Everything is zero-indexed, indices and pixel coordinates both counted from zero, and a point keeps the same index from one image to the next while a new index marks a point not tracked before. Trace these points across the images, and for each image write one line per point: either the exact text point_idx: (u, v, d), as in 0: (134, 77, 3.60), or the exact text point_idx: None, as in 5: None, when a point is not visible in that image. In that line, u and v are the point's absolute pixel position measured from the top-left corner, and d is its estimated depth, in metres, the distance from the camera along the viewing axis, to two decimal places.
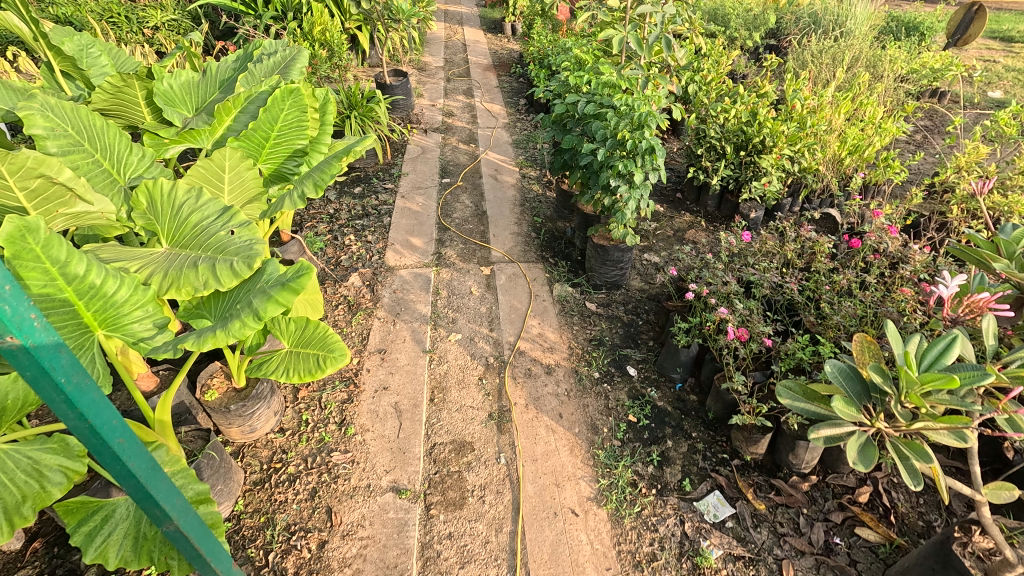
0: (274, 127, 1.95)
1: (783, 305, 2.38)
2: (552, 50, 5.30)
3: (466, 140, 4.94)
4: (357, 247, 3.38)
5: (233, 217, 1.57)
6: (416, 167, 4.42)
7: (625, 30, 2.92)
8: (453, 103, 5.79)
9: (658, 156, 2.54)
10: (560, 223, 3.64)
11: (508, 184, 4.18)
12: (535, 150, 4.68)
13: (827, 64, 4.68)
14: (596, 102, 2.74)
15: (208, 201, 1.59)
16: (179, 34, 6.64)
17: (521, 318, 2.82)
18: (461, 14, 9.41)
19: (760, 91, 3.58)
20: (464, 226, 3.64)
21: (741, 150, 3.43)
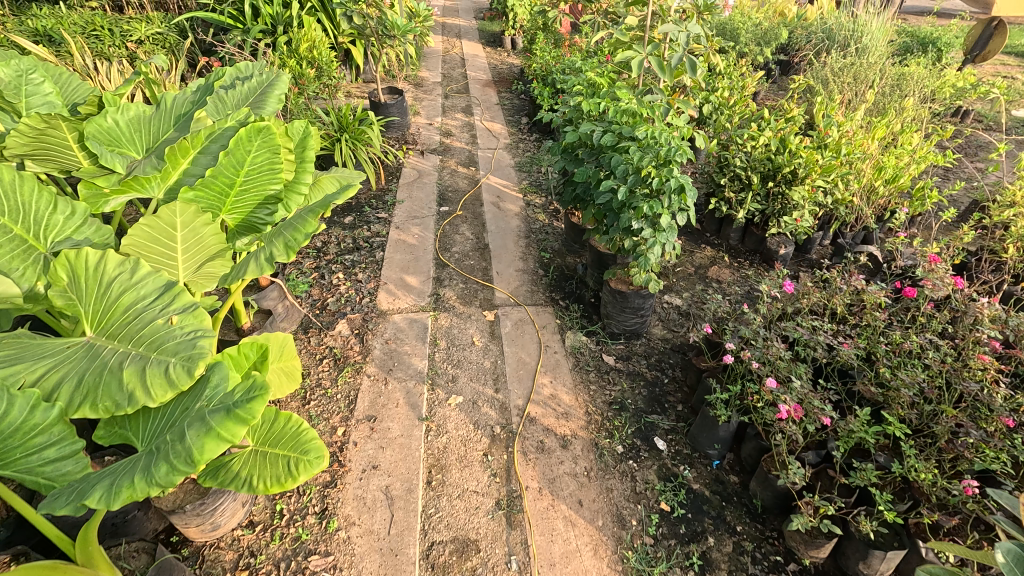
0: (239, 172, 1.63)
1: (835, 368, 2.07)
2: (556, 67, 5.03)
3: (466, 162, 4.64)
4: (346, 287, 3.05)
5: (176, 297, 1.24)
6: (412, 193, 4.10)
7: (644, 51, 2.62)
8: (451, 121, 5.50)
9: (688, 196, 2.23)
10: (569, 258, 3.32)
11: (511, 213, 3.87)
12: (540, 175, 4.38)
13: (849, 83, 4.41)
14: (614, 133, 2.43)
15: (146, 277, 1.26)
16: (163, 49, 6.34)
17: (530, 375, 2.49)
18: (459, 27, 9.17)
19: (787, 116, 3.29)
20: (464, 262, 3.32)
21: (768, 179, 3.13)
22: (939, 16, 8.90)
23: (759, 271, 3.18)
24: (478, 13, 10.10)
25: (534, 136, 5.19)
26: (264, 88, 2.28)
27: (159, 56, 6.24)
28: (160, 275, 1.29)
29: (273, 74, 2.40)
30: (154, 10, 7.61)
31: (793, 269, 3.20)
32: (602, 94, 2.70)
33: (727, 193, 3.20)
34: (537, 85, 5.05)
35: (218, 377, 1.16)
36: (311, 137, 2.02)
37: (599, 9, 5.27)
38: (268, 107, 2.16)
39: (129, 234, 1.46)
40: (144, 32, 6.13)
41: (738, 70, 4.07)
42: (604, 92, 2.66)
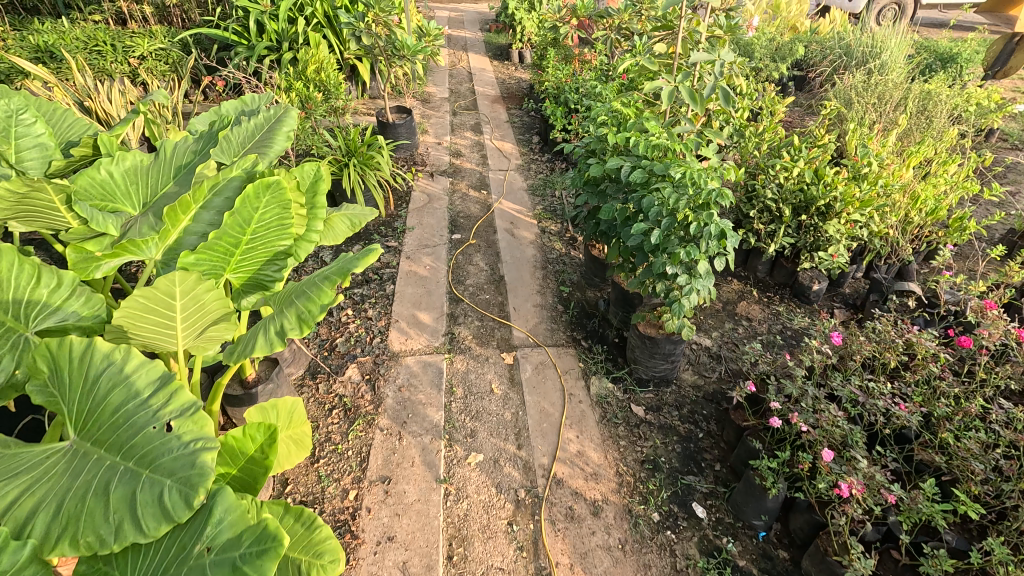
0: (247, 229, 1.46)
1: (894, 432, 1.89)
2: (570, 86, 4.89)
3: (477, 186, 4.50)
4: (355, 326, 2.90)
5: (170, 398, 1.16)
6: (421, 219, 3.95)
7: (675, 81, 2.47)
8: (460, 140, 5.36)
9: (728, 242, 2.07)
10: (590, 292, 3.16)
11: (526, 241, 3.71)
12: (555, 199, 4.24)
13: (873, 103, 4.27)
14: (644, 169, 2.28)
15: (139, 370, 1.17)
16: (167, 65, 6.23)
17: (555, 428, 2.32)
18: (465, 40, 9.08)
19: (817, 145, 3.14)
20: (479, 296, 3.16)
21: (800, 211, 2.98)
22: (952, 28, 8.80)
23: (790, 307, 3.02)
24: (484, 25, 10.00)
25: (546, 156, 5.05)
26: (271, 125, 2.14)
27: (162, 73, 6.13)
28: (155, 363, 1.20)
29: (283, 109, 2.27)
30: (158, 24, 7.52)
31: (827, 305, 3.03)
32: (628, 125, 2.56)
33: (756, 225, 3.04)
34: (550, 104, 4.91)
35: (219, 512, 1.15)
36: (325, 185, 1.88)
37: (612, 26, 5.14)
38: (275, 149, 2.02)
39: (122, 306, 1.30)
40: (147, 48, 6.03)
41: (760, 91, 3.93)
42: (632, 124, 2.52)
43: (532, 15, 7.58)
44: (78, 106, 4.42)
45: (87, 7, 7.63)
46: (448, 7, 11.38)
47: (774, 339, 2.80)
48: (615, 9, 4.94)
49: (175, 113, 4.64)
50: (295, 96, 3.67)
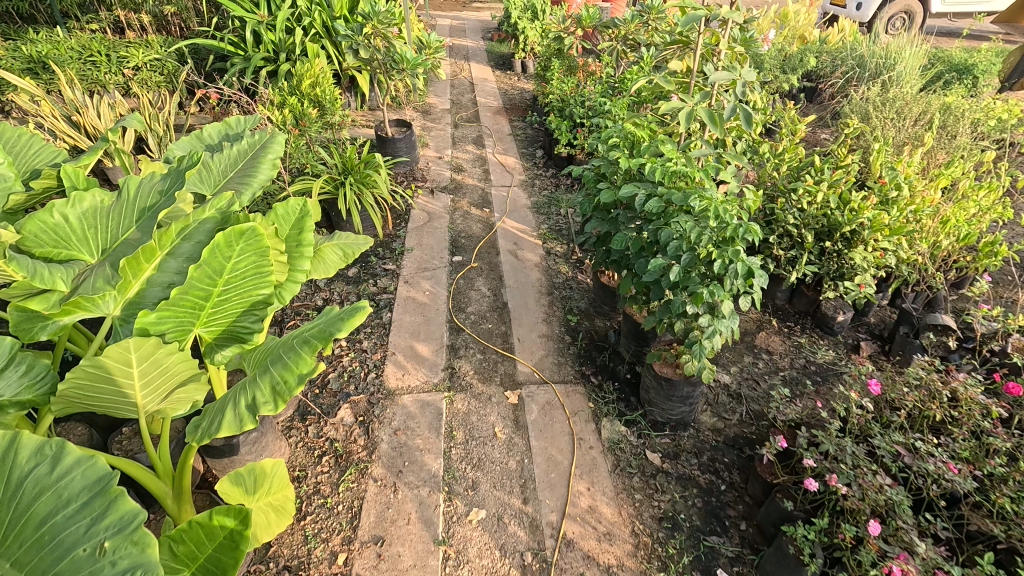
0: (218, 281, 1.29)
1: (947, 498, 1.69)
2: (575, 100, 4.73)
3: (479, 203, 4.33)
4: (349, 359, 2.72)
5: (104, 513, 1.03)
6: (421, 239, 3.78)
7: (692, 102, 2.29)
8: (461, 155, 5.20)
9: (756, 280, 1.88)
10: (599, 322, 2.98)
11: (530, 263, 3.53)
12: (561, 218, 4.06)
13: (892, 118, 4.10)
14: (661, 198, 2.11)
15: (74, 473, 1.06)
16: (162, 76, 6.09)
17: (563, 479, 2.14)
18: (467, 49, 8.95)
19: (838, 165, 2.97)
20: (481, 325, 2.98)
21: (822, 237, 2.80)
22: (962, 36, 8.66)
23: (813, 339, 2.83)
24: (486, 33, 9.87)
25: (551, 171, 4.88)
26: (256, 152, 1.98)
27: (157, 84, 5.99)
28: (92, 466, 1.09)
29: (271, 133, 2.11)
30: (156, 33, 7.41)
31: (852, 337, 2.84)
32: (641, 148, 2.40)
33: (776, 251, 2.85)
34: (555, 118, 4.75)
35: None
36: (312, 221, 1.71)
37: (619, 37, 4.97)
38: (259, 180, 1.85)
39: (70, 374, 1.14)
40: (141, 58, 5.89)
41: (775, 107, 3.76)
42: (645, 147, 2.35)
43: (534, 24, 7.45)
44: (66, 120, 4.26)
45: (84, 16, 7.52)
46: (450, 15, 11.29)
47: (797, 374, 2.61)
48: (622, 19, 4.89)
49: (168, 127, 4.49)
50: (288, 112, 3.51)
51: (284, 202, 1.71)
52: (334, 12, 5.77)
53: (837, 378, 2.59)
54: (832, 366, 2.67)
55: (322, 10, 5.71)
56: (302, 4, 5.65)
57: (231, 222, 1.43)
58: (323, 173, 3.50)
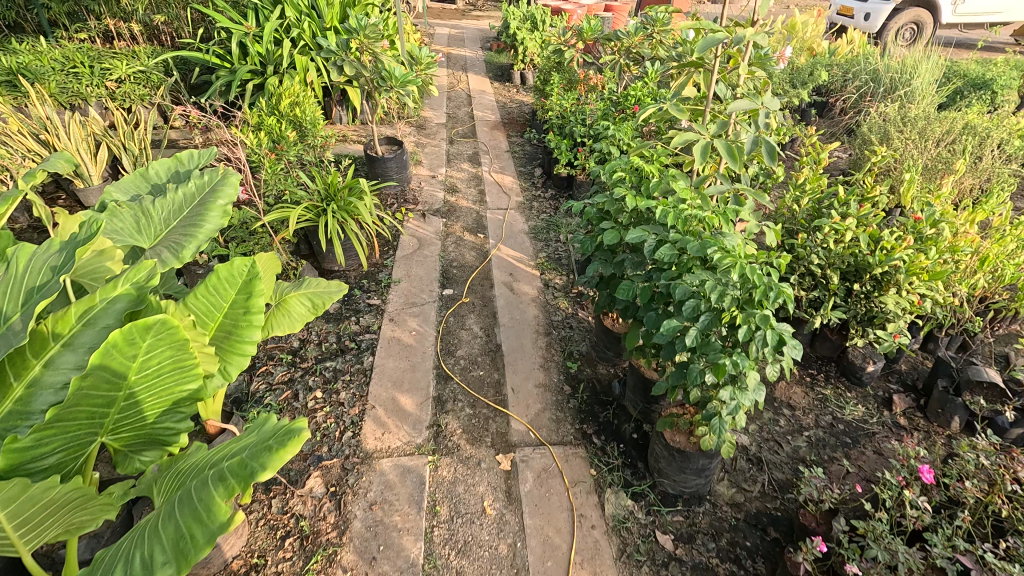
0: (126, 380, 1.15)
1: None
2: (576, 117, 4.47)
3: (473, 228, 4.07)
4: (323, 414, 2.45)
5: None
6: (410, 269, 3.52)
7: (709, 133, 2.03)
8: (456, 173, 4.95)
9: (790, 350, 1.58)
10: (601, 369, 2.71)
11: (527, 298, 3.26)
12: (560, 246, 3.79)
13: (913, 139, 3.84)
14: (676, 246, 1.84)
15: None
16: (146, 89, 5.86)
17: (561, 569, 1.86)
18: (465, 59, 8.72)
19: (863, 197, 2.70)
20: (471, 372, 2.71)
21: (848, 277, 2.54)
22: (973, 48, 8.44)
23: (839, 391, 2.55)
24: (485, 43, 9.65)
25: (550, 192, 4.62)
26: (205, 197, 1.72)
27: (140, 97, 5.75)
28: None
29: (227, 173, 1.86)
30: (145, 43, 7.19)
31: (882, 389, 2.56)
32: (649, 184, 2.13)
33: (796, 292, 2.58)
34: (554, 136, 4.49)
35: None
36: (261, 287, 1.44)
37: (621, 50, 4.83)
38: (203, 234, 1.59)
39: None
40: (125, 70, 5.66)
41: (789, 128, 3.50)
42: (653, 183, 2.09)
43: (534, 35, 7.23)
44: (35, 138, 4.02)
45: (71, 25, 7.29)
46: (448, 24, 11.08)
47: (824, 435, 2.34)
48: (625, 32, 4.71)
49: (144, 146, 4.22)
50: (265, 133, 3.26)
51: (226, 263, 1.43)
52: (325, 23, 5.57)
53: (868, 439, 2.31)
54: (862, 425, 2.39)
55: (312, 21, 5.53)
56: (291, 15, 5.42)
57: (147, 300, 1.32)
58: (302, 200, 3.24)
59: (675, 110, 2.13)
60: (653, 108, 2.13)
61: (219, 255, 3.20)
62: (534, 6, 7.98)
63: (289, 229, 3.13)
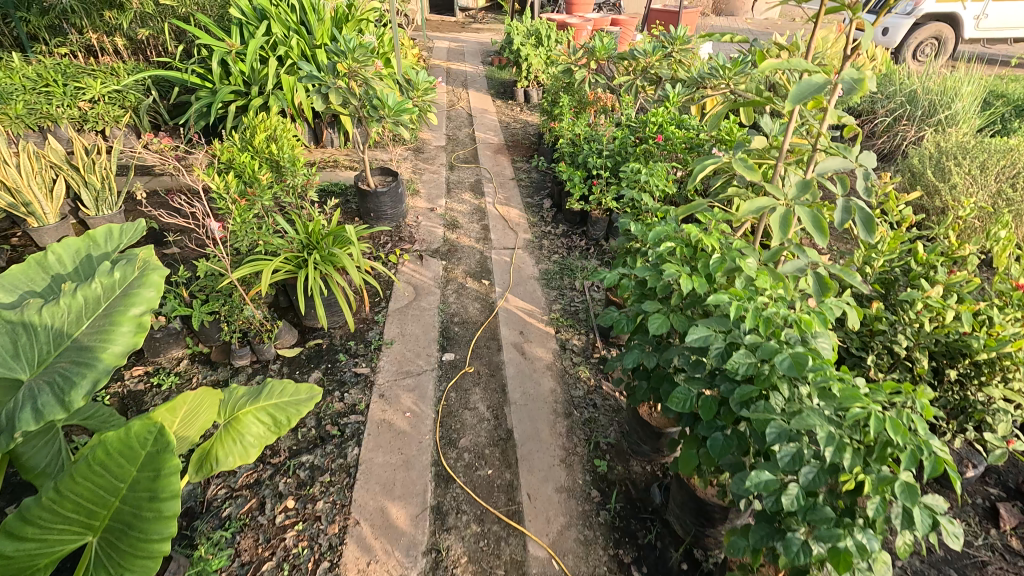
0: None
1: None
2: (589, 146, 4.04)
3: (476, 272, 3.61)
4: (295, 535, 1.97)
5: None
6: (405, 325, 3.06)
7: (789, 198, 1.57)
8: (457, 205, 4.50)
9: (947, 531, 1.08)
10: (634, 466, 2.24)
11: (542, 364, 2.80)
12: (576, 296, 3.34)
13: (972, 175, 3.40)
14: (759, 355, 1.37)
15: None
16: (122, 109, 5.40)
17: None
18: (466, 74, 8.32)
19: (944, 257, 2.27)
20: (478, 470, 2.24)
21: (938, 358, 2.08)
22: (996, 64, 8.03)
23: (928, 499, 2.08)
24: (486, 58, 9.27)
25: (561, 227, 4.17)
26: (115, 305, 1.53)
27: (115, 118, 5.31)
28: None
29: (146, 267, 1.67)
30: (128, 59, 6.76)
31: (980, 495, 2.09)
32: (705, 255, 1.68)
33: (873, 375, 2.12)
34: (565, 167, 4.05)
35: None
36: (165, 461, 1.20)
37: (637, 70, 4.57)
38: (103, 360, 1.40)
39: None
40: (101, 89, 5.18)
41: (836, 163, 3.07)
42: (712, 257, 1.63)
43: (538, 51, 6.83)
44: None
45: (52, 39, 6.87)
46: (448, 37, 10.72)
47: (922, 566, 1.86)
48: (641, 50, 4.40)
49: (107, 179, 3.77)
50: (235, 172, 2.80)
51: (120, 436, 1.22)
52: (314, 40, 5.17)
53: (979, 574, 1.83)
54: (966, 550, 1.91)
55: (300, 38, 5.13)
56: (278, 32, 5.02)
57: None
58: (279, 249, 2.80)
59: (742, 166, 1.64)
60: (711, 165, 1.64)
61: (181, 315, 2.75)
62: (538, 20, 7.59)
63: (262, 284, 2.68)
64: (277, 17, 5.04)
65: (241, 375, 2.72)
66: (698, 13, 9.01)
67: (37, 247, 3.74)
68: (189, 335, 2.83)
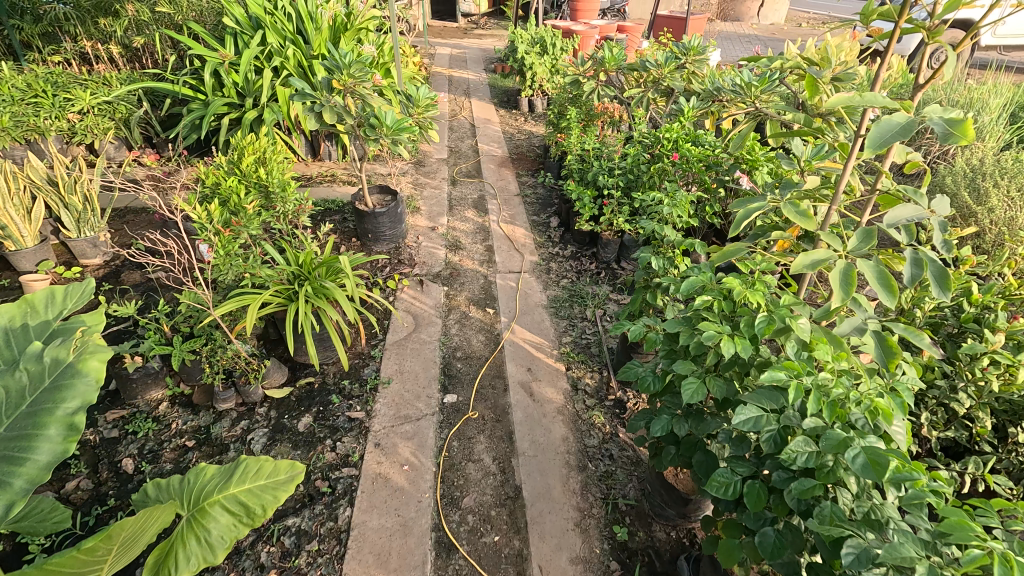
0: None
1: None
2: (599, 164, 3.83)
3: (481, 299, 3.39)
4: None
5: None
6: (405, 361, 2.84)
7: (850, 249, 1.35)
8: (459, 223, 4.29)
9: None
10: (657, 532, 2.01)
11: (552, 408, 2.57)
12: (588, 327, 3.12)
13: (1011, 197, 3.17)
14: (825, 448, 1.14)
15: None
16: (113, 121, 5.22)
17: None
18: (469, 82, 8.13)
19: (1001, 299, 2.04)
20: (483, 536, 2.02)
21: (1002, 416, 1.84)
22: (1015, 71, 7.79)
23: None
24: (489, 65, 9.08)
25: (569, 249, 3.94)
26: (42, 401, 1.39)
27: (106, 131, 5.12)
28: None
29: (83, 349, 1.51)
30: (123, 68, 6.58)
31: None
32: (748, 313, 1.45)
33: (926, 434, 1.89)
34: (573, 185, 3.84)
35: None
36: None
37: (648, 82, 4.36)
38: (20, 477, 1.28)
39: None
40: (91, 101, 4.98)
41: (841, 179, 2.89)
42: (757, 317, 1.40)
43: (543, 59, 6.63)
44: None
45: (46, 46, 6.68)
46: (451, 43, 10.53)
47: None
48: (653, 62, 4.19)
49: (90, 198, 3.56)
50: (220, 198, 2.58)
51: None
52: (311, 50, 4.98)
53: None
54: None
55: (297, 47, 4.93)
56: (273, 41, 4.83)
57: None
58: (268, 281, 2.58)
59: (795, 209, 1.39)
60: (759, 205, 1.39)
61: (161, 353, 2.53)
62: (543, 28, 7.38)
63: (248, 321, 2.47)
64: (272, 26, 4.84)
65: (225, 419, 2.50)
66: (706, 20, 8.82)
67: (14, 271, 3.53)
68: (169, 374, 2.62)
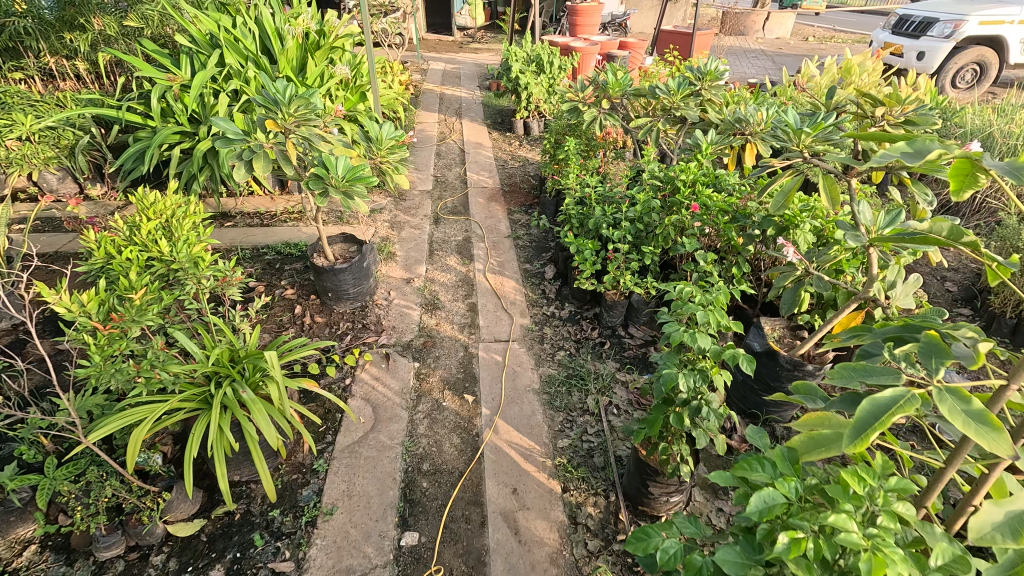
0: None
1: None
2: (602, 209, 3.23)
3: (459, 380, 2.77)
4: None
5: None
6: (355, 478, 2.21)
7: None
8: (440, 273, 3.69)
9: None
10: None
11: (544, 555, 1.94)
12: (589, 423, 2.50)
13: None
14: None
15: None
16: (56, 150, 4.58)
17: None
18: (461, 101, 7.55)
19: None
20: None
21: None
22: None
23: None
24: (483, 82, 8.52)
25: (568, 308, 3.34)
26: None
27: (46, 161, 4.49)
28: None
29: None
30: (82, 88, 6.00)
31: None
32: None
33: None
34: (572, 236, 3.24)
35: None
36: None
37: (657, 110, 3.79)
38: None
39: None
40: (30, 126, 4.37)
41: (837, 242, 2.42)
42: None
43: (539, 79, 6.07)
44: None
45: None
46: (444, 58, 10.00)
47: None
48: (663, 88, 3.61)
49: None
50: (106, 279, 1.96)
51: None
52: (275, 71, 4.40)
53: None
54: None
55: (259, 68, 4.35)
56: (232, 61, 4.26)
57: None
58: (172, 385, 1.96)
59: (968, 415, 0.79)
60: (898, 408, 0.79)
61: (27, 484, 1.91)
62: (539, 44, 6.82)
63: (134, 450, 1.83)
64: (231, 45, 4.27)
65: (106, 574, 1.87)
66: (712, 36, 8.28)
67: None
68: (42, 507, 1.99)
